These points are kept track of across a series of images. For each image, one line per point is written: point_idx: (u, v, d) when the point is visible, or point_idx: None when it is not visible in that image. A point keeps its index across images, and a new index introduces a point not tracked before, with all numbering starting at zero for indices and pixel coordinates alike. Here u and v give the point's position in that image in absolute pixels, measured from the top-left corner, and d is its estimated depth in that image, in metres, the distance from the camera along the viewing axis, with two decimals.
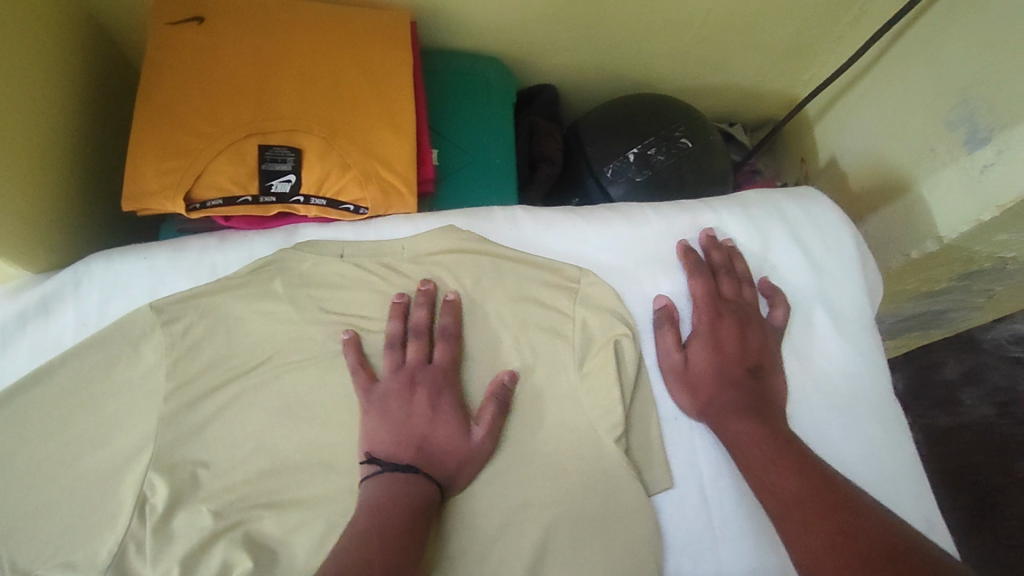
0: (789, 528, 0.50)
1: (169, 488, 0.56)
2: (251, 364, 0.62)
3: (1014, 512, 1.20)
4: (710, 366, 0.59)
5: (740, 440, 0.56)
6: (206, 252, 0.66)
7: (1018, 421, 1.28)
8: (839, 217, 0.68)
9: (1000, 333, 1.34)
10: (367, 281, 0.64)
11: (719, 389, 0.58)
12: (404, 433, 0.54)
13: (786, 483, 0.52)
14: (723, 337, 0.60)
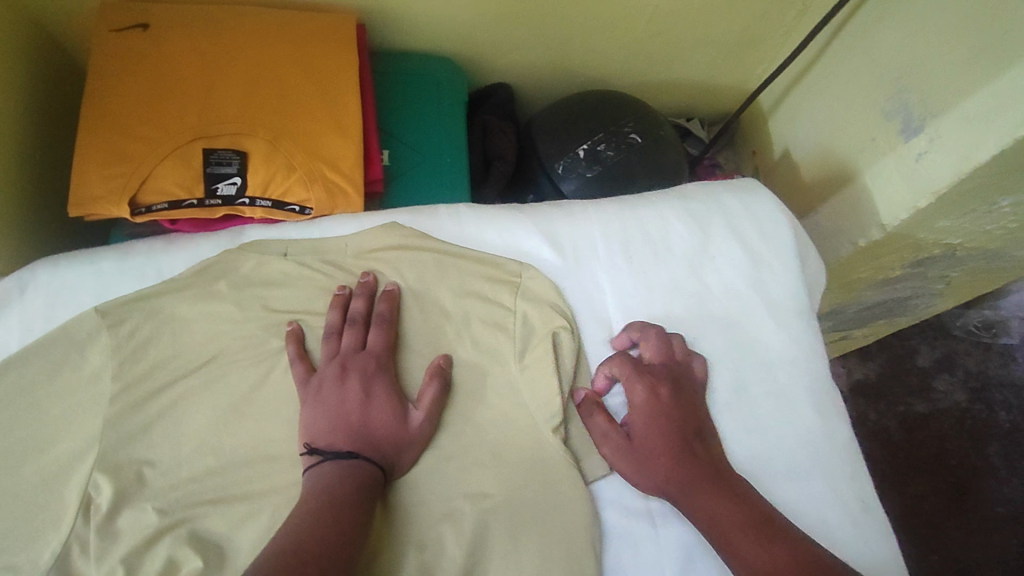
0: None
1: (113, 487, 0.57)
2: (197, 363, 0.63)
3: (988, 497, 1.21)
4: (655, 438, 0.57)
5: (698, 506, 0.54)
6: (153, 255, 0.67)
7: (990, 406, 1.29)
8: (775, 206, 0.69)
9: (970, 320, 1.36)
10: (310, 279, 0.65)
11: (673, 467, 0.56)
12: (342, 422, 0.55)
13: (753, 543, 0.51)
14: (664, 412, 0.58)
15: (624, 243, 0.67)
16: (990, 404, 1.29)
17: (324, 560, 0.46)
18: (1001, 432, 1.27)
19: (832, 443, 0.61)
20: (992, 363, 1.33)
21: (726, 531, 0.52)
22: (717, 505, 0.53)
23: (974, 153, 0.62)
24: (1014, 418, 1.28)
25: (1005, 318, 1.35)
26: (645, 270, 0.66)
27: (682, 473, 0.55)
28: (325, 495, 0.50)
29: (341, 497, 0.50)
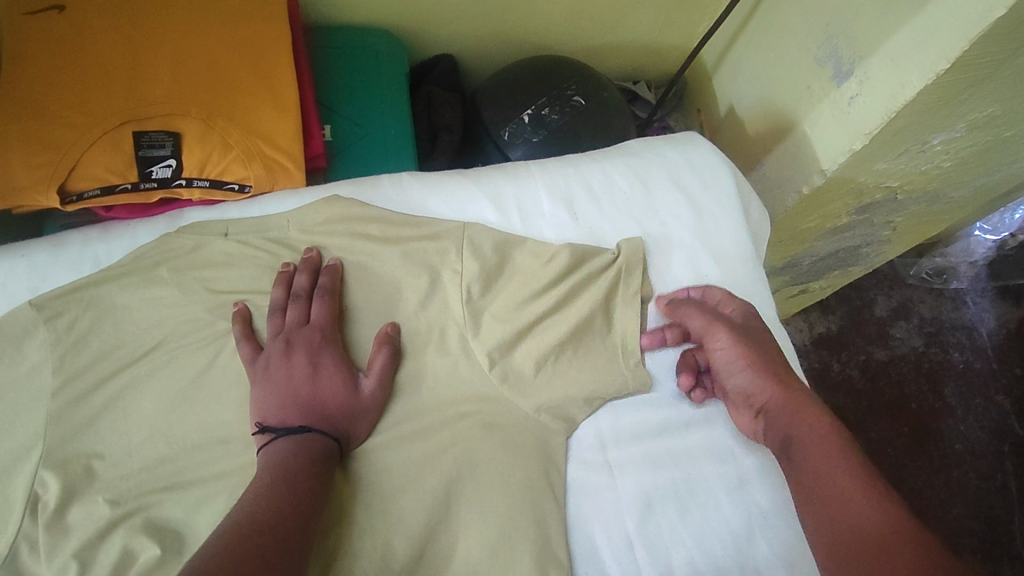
0: (829, 487, 0.50)
1: (61, 483, 0.56)
2: (142, 351, 0.61)
3: (946, 435, 1.26)
4: (763, 357, 0.59)
5: (788, 421, 0.56)
6: (89, 244, 0.65)
7: (944, 347, 1.34)
8: (715, 155, 0.70)
9: (921, 268, 1.38)
10: (252, 256, 0.63)
11: (770, 381, 0.58)
12: (294, 398, 0.55)
13: (830, 453, 0.52)
14: (759, 337, 0.61)
15: (569, 202, 0.67)
16: (945, 346, 1.34)
17: (284, 532, 0.46)
18: (955, 372, 1.31)
19: None
20: (945, 307, 1.37)
21: (807, 439, 0.54)
22: (813, 426, 0.54)
23: (900, 91, 0.64)
24: (967, 357, 1.33)
25: (954, 264, 1.36)
26: (590, 227, 0.66)
27: (781, 391, 0.57)
28: (282, 466, 0.50)
29: (299, 468, 0.50)
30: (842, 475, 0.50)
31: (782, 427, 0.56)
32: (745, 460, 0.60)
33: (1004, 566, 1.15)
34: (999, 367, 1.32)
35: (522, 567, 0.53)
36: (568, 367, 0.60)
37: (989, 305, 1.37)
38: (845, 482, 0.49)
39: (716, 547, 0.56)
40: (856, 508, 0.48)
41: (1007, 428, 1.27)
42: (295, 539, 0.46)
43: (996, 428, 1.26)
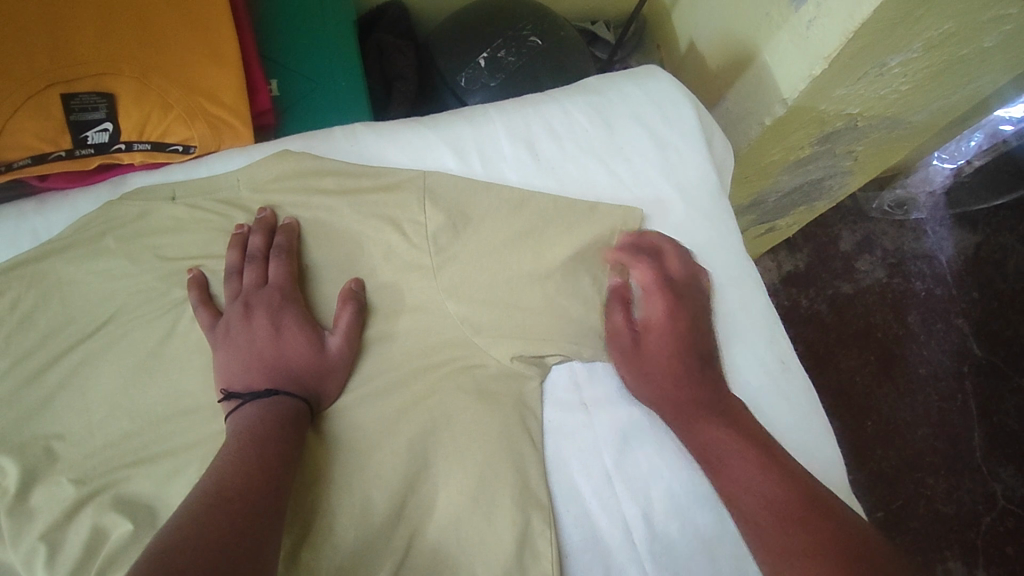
0: (741, 481, 0.51)
1: (21, 466, 0.54)
2: (95, 325, 0.59)
3: (910, 361, 1.30)
4: (690, 369, 0.56)
5: (706, 444, 0.54)
6: (24, 219, 0.61)
7: (907, 277, 1.37)
8: (677, 88, 0.69)
9: (883, 201, 1.41)
10: (204, 220, 0.61)
11: (653, 342, 0.58)
12: (260, 363, 0.54)
13: (722, 433, 0.53)
14: (673, 335, 0.58)
15: (530, 144, 0.65)
16: (908, 276, 1.37)
17: (256, 497, 0.45)
18: (918, 300, 1.35)
19: (751, 309, 0.63)
20: (907, 237, 1.40)
21: (705, 429, 0.54)
22: (701, 411, 0.55)
23: (857, 8, 0.63)
24: (928, 285, 1.37)
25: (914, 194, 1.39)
26: (554, 168, 0.65)
27: (682, 391, 0.56)
28: (254, 432, 0.49)
29: (269, 432, 0.50)
30: (740, 457, 0.52)
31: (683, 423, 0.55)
32: None
33: (965, 481, 1.22)
34: (959, 292, 1.36)
35: (503, 511, 0.53)
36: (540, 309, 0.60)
37: (949, 233, 1.41)
38: (742, 466, 0.52)
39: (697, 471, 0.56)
40: (762, 490, 0.50)
41: (967, 350, 1.31)
42: (272, 504, 0.46)
43: (956, 350, 1.31)
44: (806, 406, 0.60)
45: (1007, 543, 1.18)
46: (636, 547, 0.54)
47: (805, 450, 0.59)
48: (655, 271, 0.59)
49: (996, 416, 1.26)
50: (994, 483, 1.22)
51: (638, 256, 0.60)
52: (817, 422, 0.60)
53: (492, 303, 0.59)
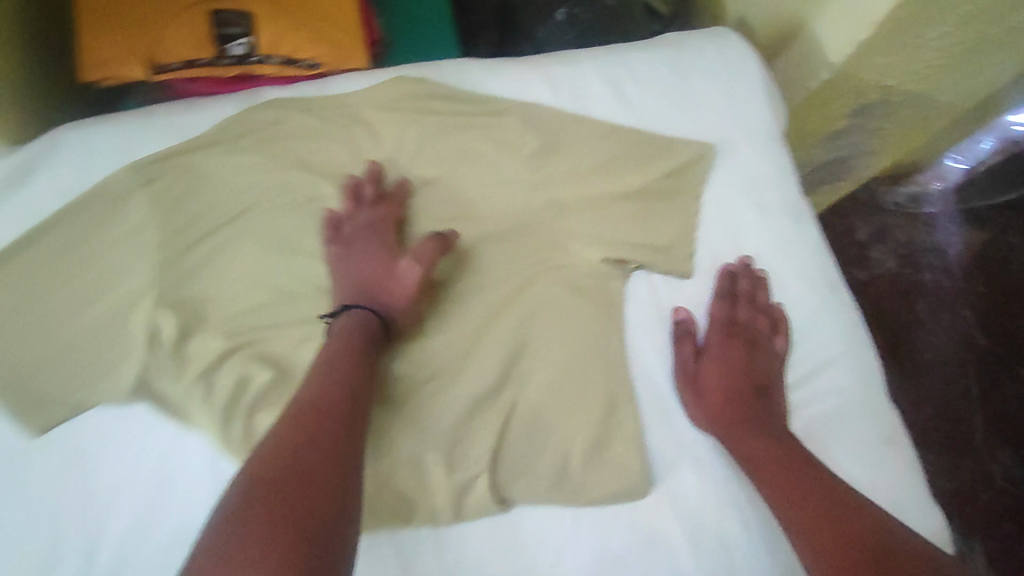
0: (794, 498, 0.57)
1: (177, 321, 0.62)
2: (233, 213, 0.66)
3: (918, 346, 1.40)
4: (738, 405, 0.63)
5: (749, 458, 0.61)
6: (175, 116, 0.68)
7: (917, 269, 1.47)
8: (744, 49, 0.78)
9: (899, 194, 1.50)
10: (333, 129, 0.69)
11: (728, 386, 0.64)
12: (359, 284, 0.62)
13: (771, 454, 0.60)
14: (735, 360, 0.66)
15: (616, 87, 0.74)
16: (918, 267, 1.47)
17: (341, 407, 0.53)
18: (926, 290, 1.45)
19: (805, 240, 0.72)
20: (920, 231, 1.50)
21: (755, 451, 0.61)
22: (750, 429, 0.62)
23: None
24: (937, 277, 1.47)
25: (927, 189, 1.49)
26: (636, 106, 0.74)
27: (731, 411, 0.63)
28: (322, 399, 0.53)
29: (334, 401, 0.53)
30: (788, 478, 0.58)
31: (735, 441, 0.62)
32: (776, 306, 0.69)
33: (965, 458, 1.32)
34: (965, 285, 1.46)
35: (594, 385, 0.63)
36: (623, 224, 0.69)
37: (958, 229, 1.50)
38: (790, 490, 0.58)
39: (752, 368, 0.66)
40: (808, 518, 0.56)
41: (971, 339, 1.41)
42: (334, 469, 0.48)
43: (961, 339, 1.41)
44: (850, 324, 0.69)
45: (1002, 519, 1.28)
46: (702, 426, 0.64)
47: (850, 359, 0.68)
48: (725, 312, 0.68)
49: (997, 401, 1.36)
50: (992, 463, 1.32)
51: (731, 295, 0.68)
52: (859, 338, 0.69)
53: (581, 215, 0.69)
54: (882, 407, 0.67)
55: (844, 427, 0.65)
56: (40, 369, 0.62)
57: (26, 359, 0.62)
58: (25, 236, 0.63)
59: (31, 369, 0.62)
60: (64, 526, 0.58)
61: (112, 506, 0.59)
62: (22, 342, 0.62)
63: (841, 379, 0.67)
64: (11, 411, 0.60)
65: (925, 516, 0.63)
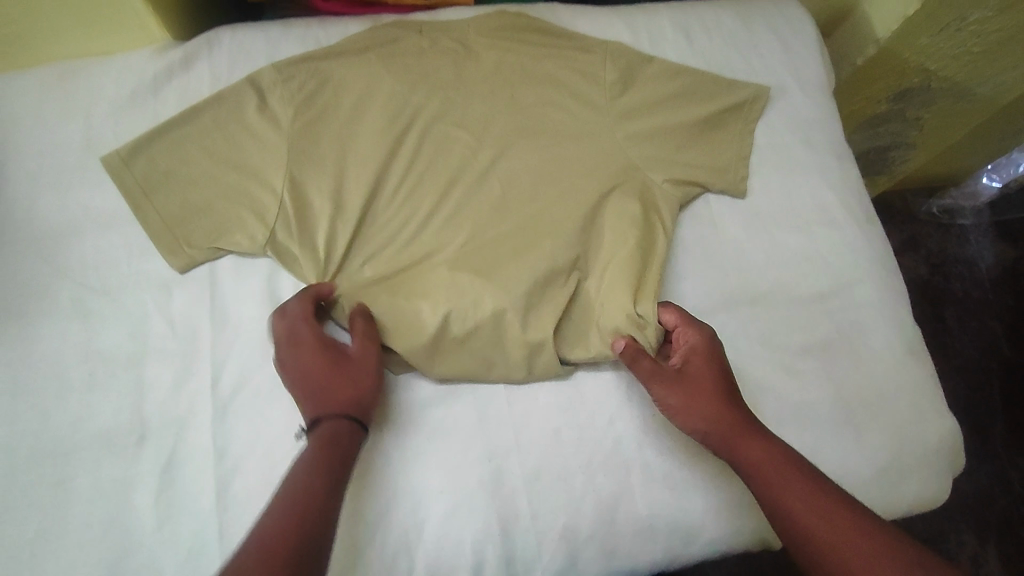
0: (797, 504, 0.56)
1: (298, 192, 0.72)
2: (352, 110, 0.77)
3: (944, 351, 1.39)
4: (724, 416, 0.63)
5: (757, 467, 0.60)
6: (311, 28, 0.82)
7: (947, 278, 1.46)
8: (801, 11, 0.90)
9: (933, 204, 1.52)
10: (445, 48, 0.81)
11: (710, 413, 0.63)
12: (304, 376, 0.63)
13: (767, 452, 0.60)
14: (705, 380, 0.65)
15: (687, 33, 0.85)
16: (948, 276, 1.46)
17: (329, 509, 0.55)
18: (955, 299, 1.44)
19: (846, 177, 0.82)
20: (951, 242, 1.50)
21: (750, 453, 0.61)
22: (748, 435, 0.62)
23: None
24: (966, 288, 1.45)
25: (960, 203, 1.50)
26: (704, 51, 0.85)
27: (726, 417, 0.62)
28: (310, 453, 0.57)
29: (323, 451, 0.58)
30: (789, 477, 0.58)
31: (731, 450, 0.62)
32: (818, 230, 0.78)
33: (985, 463, 1.29)
34: (993, 297, 1.45)
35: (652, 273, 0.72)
36: (688, 147, 0.78)
37: (990, 244, 1.49)
38: (793, 492, 0.57)
39: (790, 262, 0.76)
40: (817, 518, 0.55)
41: (997, 349, 1.39)
42: (327, 507, 0.55)
43: (984, 348, 1.40)
44: (880, 251, 0.79)
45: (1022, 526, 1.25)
46: (744, 321, 0.73)
47: (880, 279, 0.77)
48: (685, 329, 0.68)
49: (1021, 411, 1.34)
50: (1012, 470, 1.29)
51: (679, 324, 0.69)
52: (886, 264, 0.78)
53: (649, 140, 0.77)
54: (906, 324, 0.76)
55: (873, 334, 0.74)
56: (184, 222, 0.71)
57: (173, 212, 0.71)
58: (182, 114, 0.74)
59: (176, 221, 0.71)
60: (195, 350, 0.68)
61: (236, 338, 0.69)
62: (171, 198, 0.72)
63: (871, 293, 0.76)
64: (162, 252, 0.71)
65: (935, 418, 0.71)
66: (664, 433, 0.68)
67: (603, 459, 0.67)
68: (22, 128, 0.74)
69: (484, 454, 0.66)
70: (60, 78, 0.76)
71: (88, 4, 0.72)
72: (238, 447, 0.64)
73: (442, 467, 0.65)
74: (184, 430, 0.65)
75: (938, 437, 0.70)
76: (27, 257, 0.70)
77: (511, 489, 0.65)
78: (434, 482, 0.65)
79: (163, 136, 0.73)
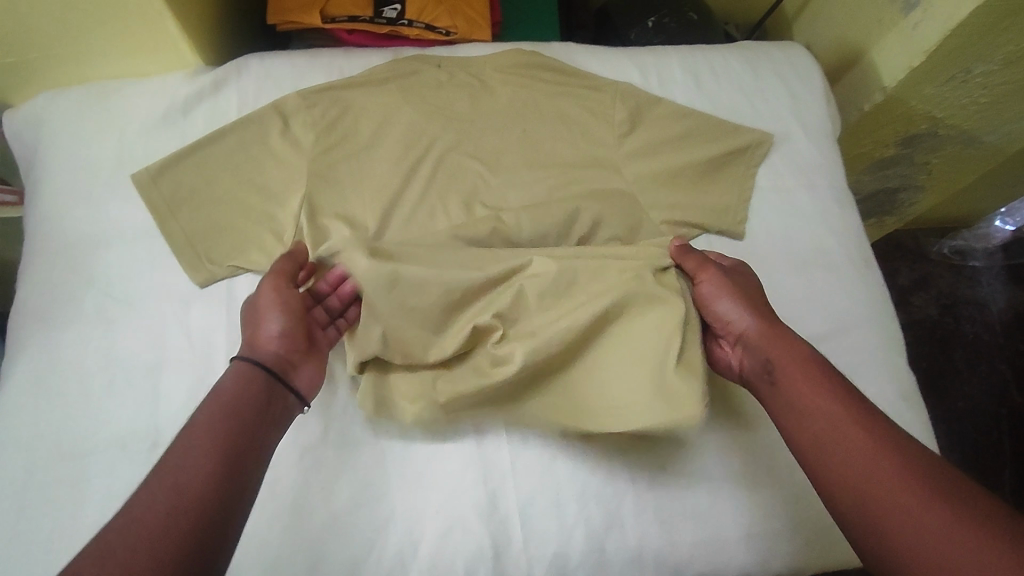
0: (846, 449, 0.54)
1: (315, 215, 0.75)
2: (370, 138, 0.80)
3: (953, 394, 1.37)
4: (772, 339, 0.64)
5: (807, 402, 0.58)
6: (335, 59, 0.86)
7: (958, 319, 1.45)
8: (808, 58, 0.93)
9: (943, 246, 1.53)
10: (462, 83, 0.85)
11: (756, 330, 0.66)
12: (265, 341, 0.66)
13: (817, 396, 0.58)
14: (753, 304, 0.68)
15: (696, 77, 0.89)
16: (958, 318, 1.46)
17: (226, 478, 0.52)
18: (965, 341, 1.43)
19: (847, 222, 0.84)
20: (962, 284, 1.50)
21: (800, 393, 0.59)
22: (802, 373, 0.60)
23: (955, 15, 0.88)
24: (977, 330, 1.45)
25: (972, 245, 1.51)
26: (711, 95, 0.88)
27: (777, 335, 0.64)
28: (229, 405, 0.56)
29: (242, 401, 0.57)
30: (843, 422, 0.56)
31: (782, 385, 0.61)
32: (817, 273, 0.80)
33: None
34: (1006, 341, 1.44)
35: None
36: (689, 187, 0.81)
37: (1003, 287, 1.49)
38: (844, 438, 0.55)
39: (788, 302, 0.78)
40: (868, 468, 0.52)
41: (1008, 394, 1.38)
42: (230, 471, 0.52)
43: (995, 392, 1.38)
44: (878, 296, 0.81)
45: None
46: None
47: (876, 323, 0.78)
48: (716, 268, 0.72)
49: None
50: None
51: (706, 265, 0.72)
52: (883, 309, 0.80)
53: (654, 180, 0.80)
54: (900, 368, 0.77)
55: (867, 378, 0.75)
56: (206, 238, 0.75)
57: (197, 229, 0.75)
58: (209, 136, 0.78)
59: (200, 238, 0.75)
60: (209, 362, 0.71)
61: None
62: (196, 215, 0.76)
63: (867, 337, 0.77)
64: (184, 267, 0.74)
65: None
66: (656, 466, 0.70)
67: (596, 488, 0.68)
68: (59, 144, 0.79)
69: (480, 476, 0.68)
70: (96, 97, 0.80)
71: (127, 31, 0.77)
72: None
73: (439, 487, 0.67)
74: None
75: None
76: (58, 266, 0.74)
77: (505, 513, 0.67)
78: (430, 502, 0.67)
79: (191, 156, 0.77)
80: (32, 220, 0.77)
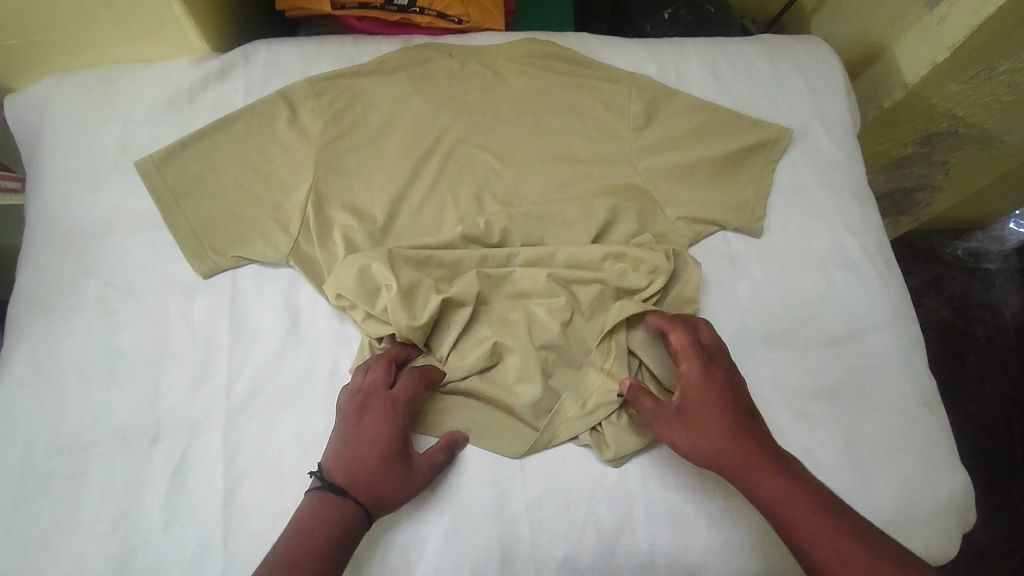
0: (828, 558, 0.54)
1: (322, 206, 0.74)
2: (378, 129, 0.78)
3: (965, 397, 1.35)
4: (731, 443, 0.61)
5: (773, 499, 0.58)
6: (345, 46, 0.84)
7: (970, 321, 1.43)
8: (828, 53, 0.90)
9: (958, 247, 1.50)
10: (474, 73, 0.83)
11: (714, 436, 0.62)
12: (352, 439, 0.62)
13: (781, 486, 0.58)
14: (711, 396, 0.64)
15: (714, 70, 0.86)
16: (971, 321, 1.43)
17: None
18: (978, 345, 1.41)
19: (866, 221, 0.82)
20: (976, 286, 1.47)
21: (765, 484, 0.59)
22: (763, 470, 0.59)
23: (982, 10, 0.86)
24: (990, 333, 1.42)
25: (987, 247, 1.48)
26: (728, 88, 0.85)
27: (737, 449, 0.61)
28: (312, 530, 0.56)
29: (333, 521, 0.57)
30: (814, 520, 0.55)
31: (746, 484, 0.60)
32: (836, 273, 0.78)
33: (1001, 515, 1.25)
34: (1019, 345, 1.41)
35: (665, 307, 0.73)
36: (706, 183, 0.79)
37: (1017, 290, 1.47)
38: (816, 536, 0.55)
39: (805, 303, 0.76)
40: (857, 572, 0.52)
41: (1020, 399, 1.35)
42: None
43: (1007, 397, 1.36)
44: (898, 298, 0.79)
45: None
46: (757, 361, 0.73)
47: (896, 326, 0.76)
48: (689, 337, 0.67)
49: None
50: None
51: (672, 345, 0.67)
52: (903, 311, 0.78)
53: (669, 175, 0.78)
54: (920, 372, 0.75)
55: (886, 382, 0.73)
56: (210, 228, 0.73)
57: (201, 218, 0.74)
58: (214, 123, 0.76)
59: (203, 227, 0.73)
60: (212, 355, 0.69)
61: (251, 345, 0.70)
62: (200, 205, 0.74)
63: (886, 340, 0.75)
64: (187, 257, 0.72)
65: (947, 471, 0.70)
66: (669, 468, 0.68)
67: (607, 491, 0.66)
68: (62, 129, 0.77)
69: (489, 476, 0.66)
70: (100, 82, 0.79)
71: (132, 15, 0.75)
72: (247, 454, 0.65)
73: (447, 486, 0.65)
74: (196, 433, 0.66)
75: (948, 491, 0.69)
76: (58, 253, 0.72)
77: (514, 516, 0.65)
78: (438, 501, 0.65)
79: (196, 143, 0.75)
80: (34, 206, 0.75)
